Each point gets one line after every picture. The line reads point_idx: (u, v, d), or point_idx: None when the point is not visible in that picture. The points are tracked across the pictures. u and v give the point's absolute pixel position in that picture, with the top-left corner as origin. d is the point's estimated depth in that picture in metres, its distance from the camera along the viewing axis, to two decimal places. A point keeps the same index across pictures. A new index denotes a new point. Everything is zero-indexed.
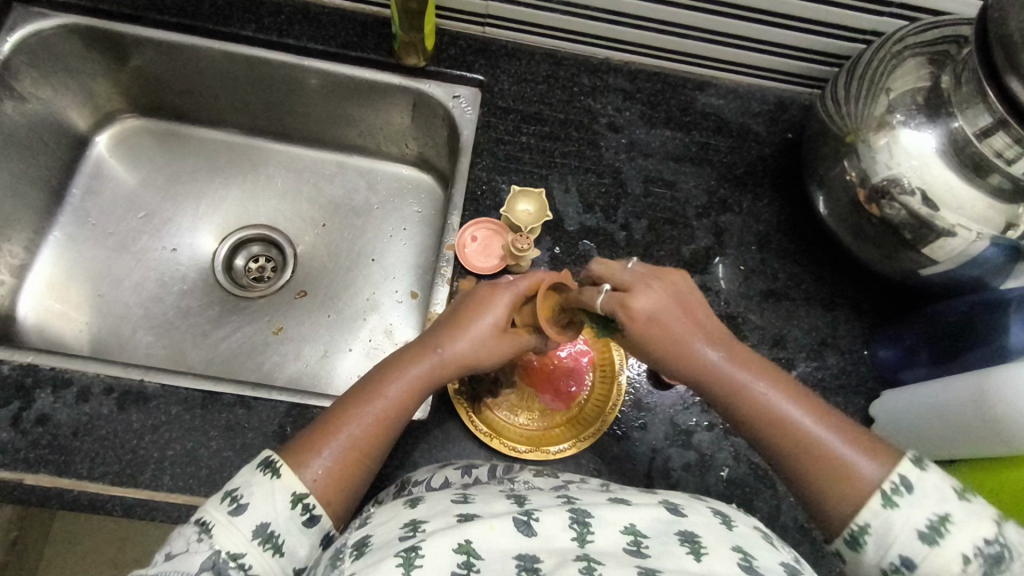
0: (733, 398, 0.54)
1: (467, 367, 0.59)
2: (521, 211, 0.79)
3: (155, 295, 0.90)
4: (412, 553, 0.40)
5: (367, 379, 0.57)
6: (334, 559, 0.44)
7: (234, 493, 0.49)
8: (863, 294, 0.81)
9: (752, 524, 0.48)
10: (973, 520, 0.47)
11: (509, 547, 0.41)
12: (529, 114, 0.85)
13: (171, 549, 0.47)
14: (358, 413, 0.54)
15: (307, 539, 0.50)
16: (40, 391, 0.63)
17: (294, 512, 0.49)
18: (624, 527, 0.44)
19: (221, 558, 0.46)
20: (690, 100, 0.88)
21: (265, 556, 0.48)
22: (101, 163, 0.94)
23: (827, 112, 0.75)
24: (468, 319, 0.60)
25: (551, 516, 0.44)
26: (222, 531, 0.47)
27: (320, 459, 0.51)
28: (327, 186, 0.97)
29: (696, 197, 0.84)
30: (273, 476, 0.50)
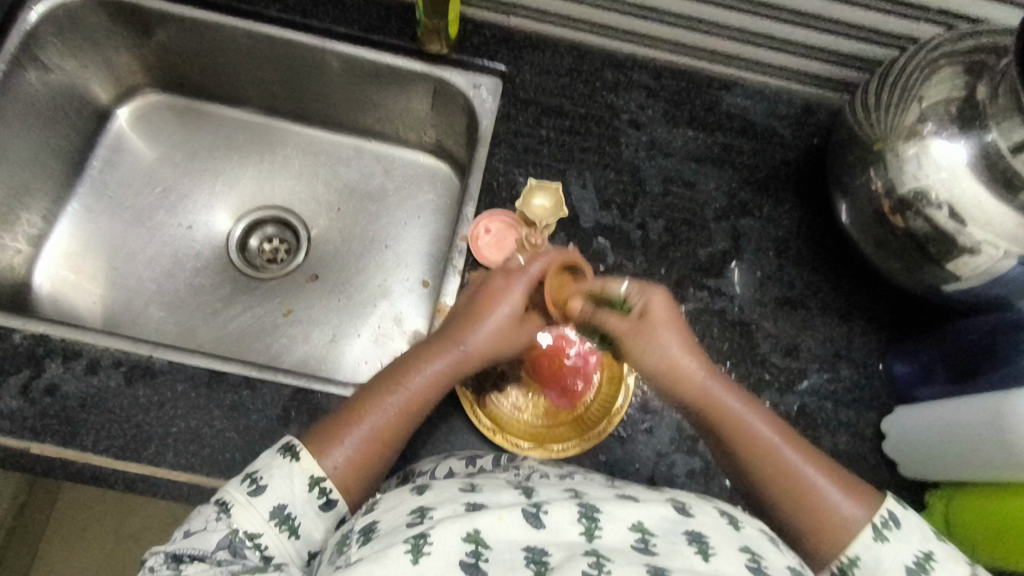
0: (728, 430, 0.56)
1: (485, 359, 0.61)
2: (538, 205, 0.78)
3: (168, 271, 0.90)
4: (421, 540, 0.39)
5: (390, 369, 0.58)
6: (341, 544, 0.44)
7: (255, 475, 0.50)
8: (881, 307, 0.79)
9: (759, 527, 0.47)
10: (951, 561, 0.50)
11: (518, 538, 0.41)
12: (550, 106, 0.84)
13: (189, 527, 0.47)
14: (379, 406, 0.55)
15: (322, 524, 0.50)
16: (50, 360, 0.64)
17: (311, 496, 0.50)
18: (633, 524, 0.43)
19: (238, 537, 0.46)
20: (715, 100, 0.86)
21: (281, 537, 0.48)
22: (122, 136, 0.95)
23: (855, 119, 0.72)
24: (485, 310, 0.61)
25: (560, 509, 0.43)
26: (241, 511, 0.48)
27: (342, 447, 0.53)
28: (343, 170, 0.97)
29: (715, 200, 0.82)
30: (292, 459, 0.51)
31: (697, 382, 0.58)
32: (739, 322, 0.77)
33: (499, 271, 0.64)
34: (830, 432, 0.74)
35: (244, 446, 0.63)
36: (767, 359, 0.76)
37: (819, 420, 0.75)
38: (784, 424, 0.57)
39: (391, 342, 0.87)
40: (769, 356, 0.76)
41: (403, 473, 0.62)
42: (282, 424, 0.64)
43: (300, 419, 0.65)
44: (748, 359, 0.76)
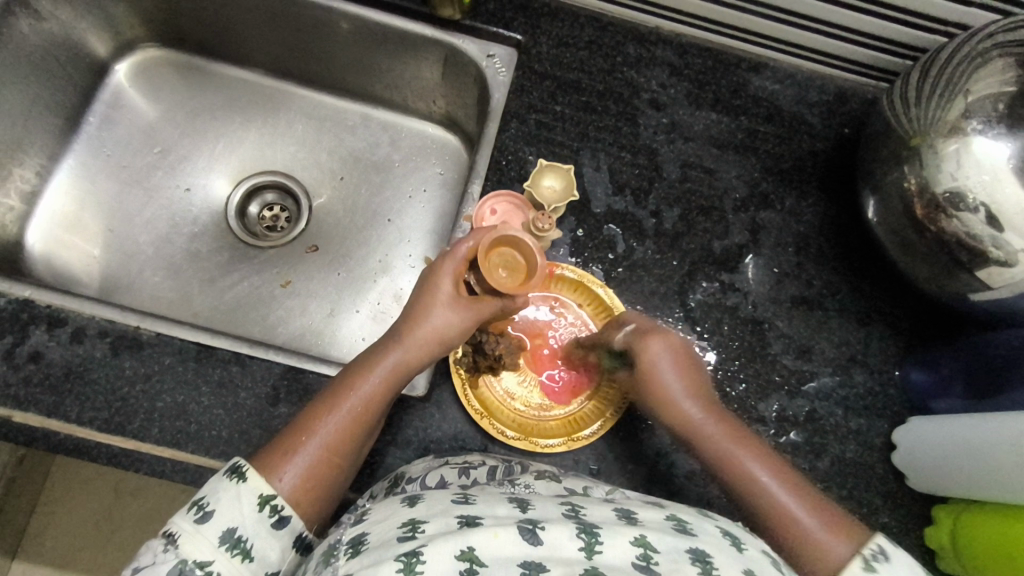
0: (714, 462, 0.58)
1: (436, 348, 0.59)
2: (547, 187, 0.74)
3: (165, 235, 0.88)
4: (413, 558, 0.37)
5: (337, 378, 0.57)
6: (328, 555, 0.42)
7: (200, 501, 0.47)
8: (902, 312, 0.76)
9: (762, 548, 0.45)
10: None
11: (514, 555, 0.39)
12: (567, 81, 0.79)
13: (136, 563, 0.44)
14: (326, 418, 0.54)
15: (278, 542, 0.48)
16: (35, 327, 0.62)
17: (262, 515, 0.48)
18: (634, 539, 0.41)
19: (187, 566, 0.44)
20: (743, 82, 0.81)
21: (234, 563, 0.45)
22: (121, 92, 0.91)
23: (892, 112, 0.68)
24: (422, 300, 0.60)
25: (558, 526, 0.41)
26: (188, 541, 0.45)
27: (292, 463, 0.51)
28: (349, 138, 0.93)
29: (735, 189, 0.78)
30: (239, 480, 0.48)
31: (687, 415, 0.60)
32: (751, 320, 0.74)
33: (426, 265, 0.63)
34: (840, 439, 0.72)
35: (230, 425, 0.61)
36: (779, 360, 0.73)
37: (828, 427, 0.72)
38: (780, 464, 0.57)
39: (390, 319, 0.84)
40: (781, 356, 0.73)
41: (394, 474, 0.60)
42: (270, 403, 0.62)
43: (289, 399, 0.63)
44: (758, 360, 0.73)
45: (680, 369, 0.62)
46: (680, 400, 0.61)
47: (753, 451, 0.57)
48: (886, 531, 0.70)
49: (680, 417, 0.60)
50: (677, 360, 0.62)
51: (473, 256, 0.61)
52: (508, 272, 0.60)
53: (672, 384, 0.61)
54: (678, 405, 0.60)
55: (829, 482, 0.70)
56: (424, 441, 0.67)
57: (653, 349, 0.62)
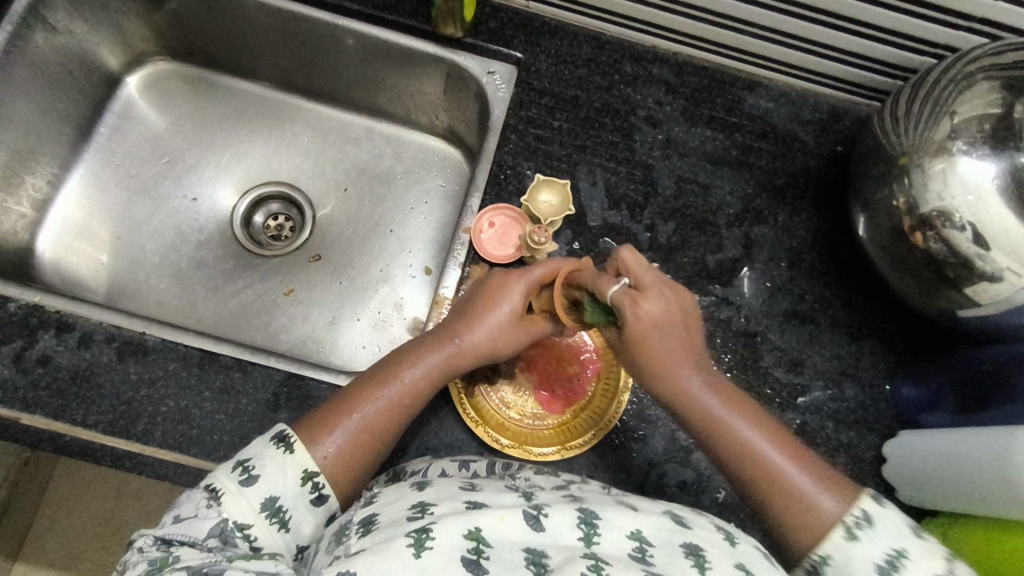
0: (702, 422, 0.54)
1: (483, 357, 0.60)
2: (544, 201, 0.76)
3: (172, 243, 0.90)
4: (423, 535, 0.39)
5: (386, 361, 0.58)
6: (340, 534, 0.43)
7: (247, 464, 0.48)
8: (894, 327, 0.77)
9: (754, 543, 0.46)
10: (926, 556, 0.46)
11: (518, 539, 0.40)
12: (564, 98, 0.81)
13: (179, 512, 0.46)
14: (372, 398, 0.54)
15: (313, 518, 0.49)
16: (44, 331, 0.64)
17: (303, 489, 0.49)
18: (632, 532, 0.42)
19: (228, 527, 0.45)
20: (737, 100, 0.83)
21: (271, 530, 0.47)
22: (131, 104, 0.94)
23: (883, 130, 0.69)
24: (486, 307, 0.61)
25: (561, 514, 0.42)
26: (231, 499, 0.46)
27: (333, 437, 0.51)
28: (352, 150, 0.95)
29: (729, 204, 0.79)
30: (286, 450, 0.49)
31: (671, 367, 0.55)
32: (744, 333, 0.75)
33: (501, 271, 0.64)
34: (831, 452, 0.72)
35: (231, 429, 0.63)
36: (771, 373, 0.74)
37: (819, 440, 0.73)
38: (768, 421, 0.55)
39: (390, 329, 0.86)
40: (773, 369, 0.74)
41: (393, 470, 0.61)
42: (272, 410, 0.64)
43: (289, 406, 0.64)
44: (750, 373, 0.74)
45: (671, 322, 0.56)
46: (670, 355, 0.55)
47: (750, 412, 0.54)
48: None
49: (663, 373, 0.55)
50: (669, 313, 0.56)
51: (548, 278, 0.62)
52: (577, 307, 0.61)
53: (659, 340, 0.55)
54: (667, 360, 0.55)
55: None
56: (420, 448, 0.68)
57: (647, 302, 0.55)
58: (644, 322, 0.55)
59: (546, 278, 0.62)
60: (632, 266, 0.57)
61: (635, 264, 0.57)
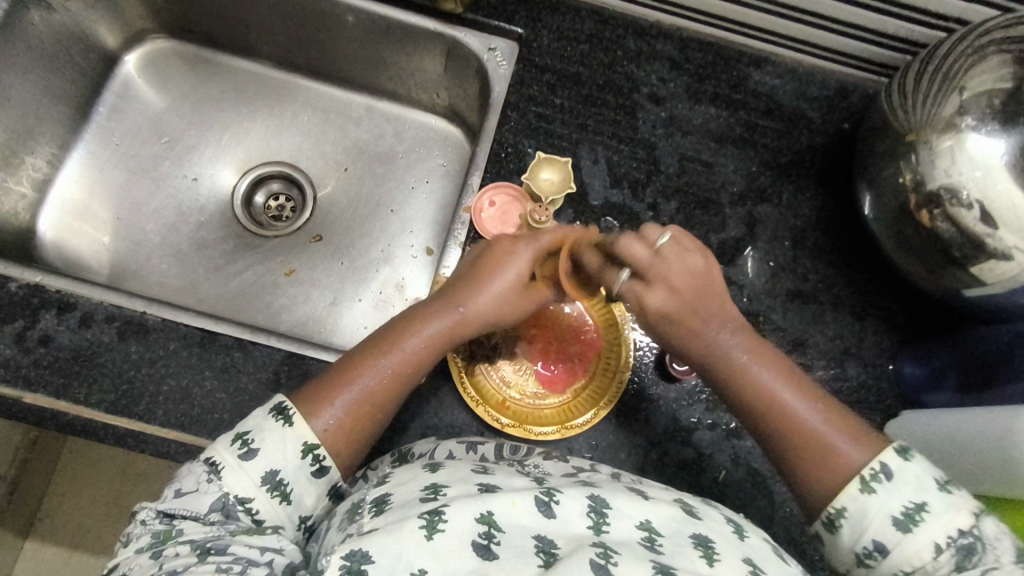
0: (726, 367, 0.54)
1: (487, 326, 0.59)
2: (544, 179, 0.75)
3: (173, 224, 0.90)
4: (436, 517, 0.39)
5: (387, 329, 0.56)
6: (352, 512, 0.43)
7: (246, 437, 0.48)
8: (898, 306, 0.76)
9: (762, 536, 0.47)
10: (949, 511, 0.46)
11: (528, 524, 0.40)
12: (567, 74, 0.80)
13: (180, 486, 0.47)
14: (373, 367, 0.53)
15: (315, 490, 0.49)
16: (45, 311, 0.64)
17: (303, 462, 0.49)
18: (641, 522, 0.42)
19: (229, 501, 0.46)
20: (743, 77, 0.81)
21: (273, 503, 0.47)
22: (129, 83, 0.93)
23: (890, 106, 0.68)
24: (491, 274, 0.59)
25: (572, 500, 0.42)
26: (231, 474, 0.47)
27: (332, 408, 0.51)
28: (352, 129, 0.94)
29: (733, 183, 0.78)
30: (286, 423, 0.49)
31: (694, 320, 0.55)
32: (747, 313, 0.75)
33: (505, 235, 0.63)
34: None
35: (232, 408, 0.63)
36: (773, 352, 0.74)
37: None
38: (794, 372, 0.54)
39: (391, 309, 0.86)
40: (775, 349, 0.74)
41: (397, 450, 0.60)
42: (272, 388, 0.64)
43: (290, 385, 0.64)
44: None
45: (693, 280, 0.55)
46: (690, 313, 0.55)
47: (774, 362, 0.54)
48: None
49: (688, 325, 0.55)
50: (690, 273, 0.55)
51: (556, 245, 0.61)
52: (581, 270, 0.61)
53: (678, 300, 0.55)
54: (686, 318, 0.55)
55: None
56: (421, 427, 0.68)
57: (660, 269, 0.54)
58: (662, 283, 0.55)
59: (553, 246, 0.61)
60: (633, 251, 0.55)
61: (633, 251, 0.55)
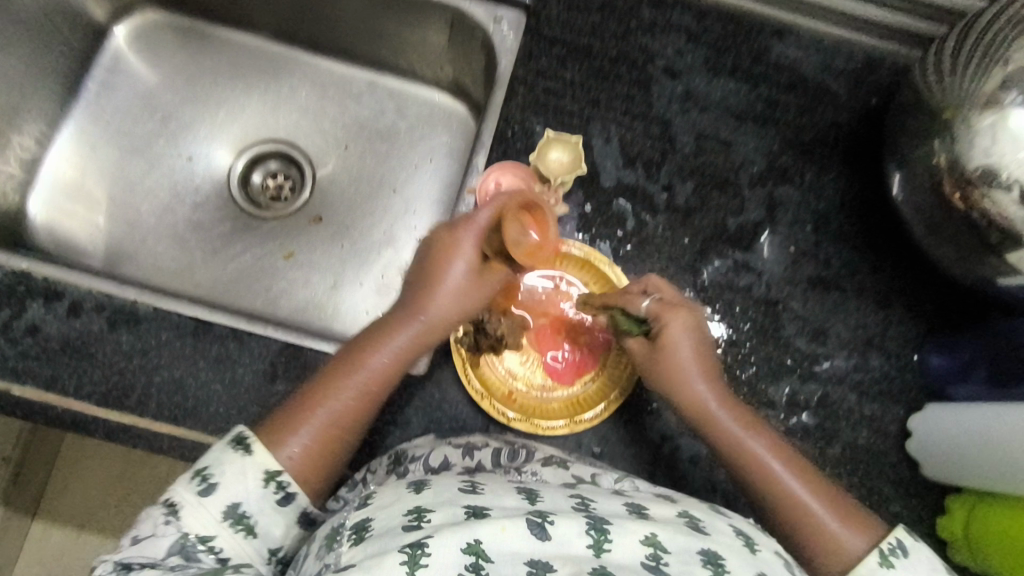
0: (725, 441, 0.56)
1: (453, 322, 0.59)
2: (554, 160, 0.71)
3: (169, 205, 0.86)
4: (418, 551, 0.36)
5: (349, 349, 0.56)
6: (330, 539, 0.41)
7: (204, 472, 0.46)
8: (925, 293, 0.72)
9: (774, 548, 0.44)
10: None
11: (522, 551, 0.37)
12: (577, 46, 0.75)
13: (136, 533, 0.44)
14: (335, 394, 0.52)
15: (283, 519, 0.47)
16: (32, 300, 0.61)
17: (267, 491, 0.47)
18: (645, 537, 0.39)
19: (189, 542, 0.43)
20: (765, 48, 0.76)
21: (237, 538, 0.45)
22: (120, 57, 0.89)
23: (924, 81, 0.63)
24: (438, 272, 0.59)
25: (567, 521, 0.40)
26: (190, 513, 0.44)
27: (298, 437, 0.50)
28: (352, 105, 0.90)
29: (753, 162, 0.74)
30: (246, 452, 0.47)
31: (693, 391, 0.58)
32: (765, 301, 0.71)
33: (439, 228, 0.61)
34: (854, 425, 0.69)
35: (227, 401, 0.61)
36: (792, 342, 0.71)
37: (840, 413, 0.70)
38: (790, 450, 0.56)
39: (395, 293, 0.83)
40: (794, 339, 0.71)
41: (395, 451, 0.60)
42: (269, 380, 0.62)
43: (287, 377, 0.62)
44: (771, 342, 0.70)
45: (693, 349, 0.60)
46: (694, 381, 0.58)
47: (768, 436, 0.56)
48: (897, 520, 0.68)
49: (689, 396, 0.58)
50: (692, 341, 0.60)
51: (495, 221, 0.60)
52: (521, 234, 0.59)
53: (687, 365, 0.59)
54: (692, 386, 0.58)
55: (840, 469, 0.68)
56: (425, 420, 0.66)
57: (672, 325, 0.60)
58: (669, 346, 0.60)
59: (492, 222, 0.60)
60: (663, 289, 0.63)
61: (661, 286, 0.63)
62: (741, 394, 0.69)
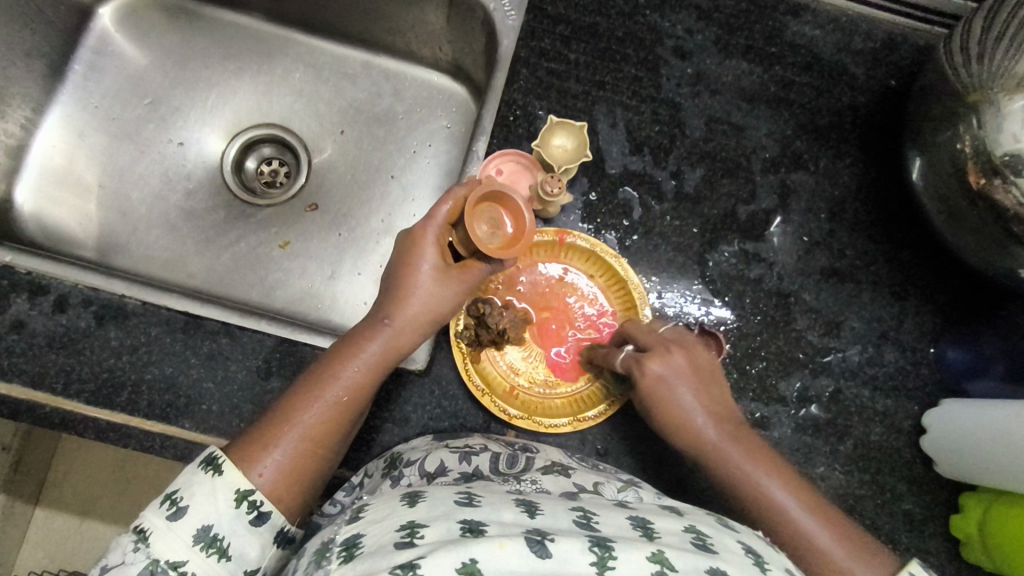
0: (726, 476, 0.56)
1: (425, 324, 0.57)
2: (557, 146, 0.68)
3: (159, 192, 0.84)
4: (409, 570, 0.34)
5: (320, 363, 0.54)
6: (320, 555, 0.39)
7: (174, 496, 0.45)
8: (943, 285, 0.70)
9: (785, 566, 0.42)
10: None
11: (520, 569, 0.35)
12: (582, 25, 0.72)
13: (106, 561, 0.43)
14: (305, 410, 0.51)
15: (258, 540, 0.46)
16: (16, 295, 0.60)
17: (239, 511, 0.46)
18: (651, 554, 0.37)
19: (158, 568, 0.42)
20: (780, 27, 0.72)
21: (209, 562, 0.44)
22: (107, 38, 0.86)
23: (950, 64, 0.60)
24: (405, 276, 0.57)
25: (569, 538, 0.38)
26: (160, 538, 0.43)
27: (271, 455, 0.48)
28: (348, 88, 0.87)
29: (766, 148, 0.71)
30: (215, 474, 0.46)
31: (687, 425, 0.58)
32: (776, 293, 0.69)
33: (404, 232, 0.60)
34: (866, 421, 0.67)
35: (221, 397, 0.60)
36: (803, 336, 0.68)
37: (853, 408, 0.67)
38: (796, 480, 0.55)
39: None
40: (805, 332, 0.68)
41: (391, 453, 0.58)
42: (262, 376, 0.61)
43: (281, 373, 0.61)
44: (781, 336, 0.68)
45: (684, 380, 0.60)
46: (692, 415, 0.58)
47: (769, 467, 0.55)
48: (908, 518, 0.66)
49: (686, 429, 0.58)
50: (682, 372, 0.60)
51: (455, 214, 0.58)
52: (490, 230, 0.57)
53: (685, 399, 0.59)
54: (691, 419, 0.58)
55: (851, 466, 0.67)
56: (423, 418, 0.64)
57: (655, 361, 0.60)
58: (657, 382, 0.59)
59: (453, 217, 0.58)
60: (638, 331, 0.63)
61: (637, 331, 0.63)
62: (750, 388, 0.66)
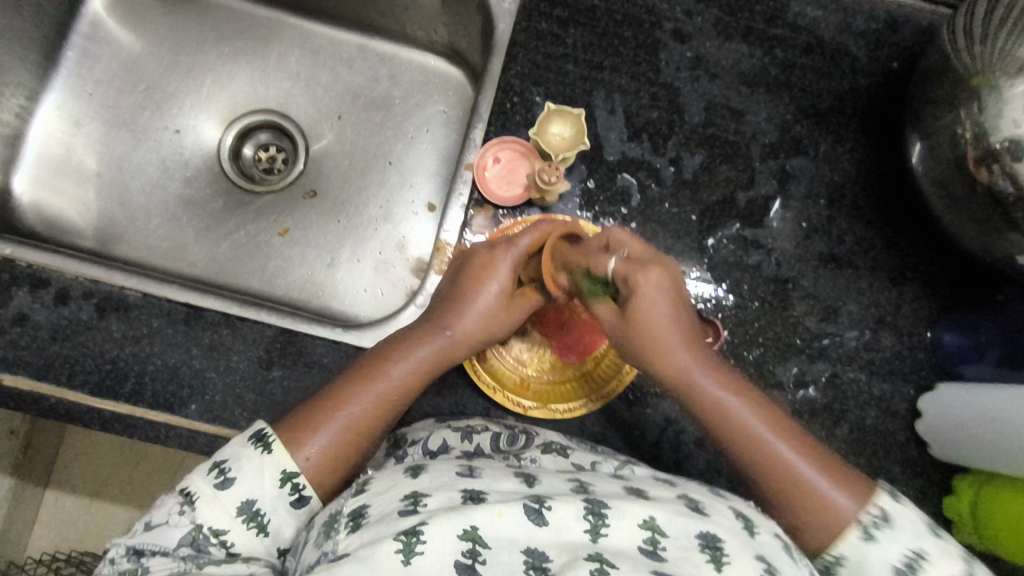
0: (705, 407, 0.49)
1: (478, 343, 0.58)
2: (555, 135, 0.68)
3: (157, 181, 0.83)
4: (413, 538, 0.36)
5: (369, 359, 0.54)
6: (328, 525, 0.40)
7: (222, 465, 0.45)
8: (940, 269, 0.70)
9: (774, 530, 0.43)
10: (943, 557, 0.45)
11: (516, 537, 0.37)
12: (580, 8, 0.71)
13: (153, 517, 0.44)
14: (355, 399, 0.51)
15: (294, 521, 0.46)
16: (18, 288, 0.61)
17: (282, 492, 0.46)
18: (643, 521, 0.39)
19: (201, 535, 0.43)
20: (780, 8, 0.71)
21: (249, 535, 0.44)
22: (99, 24, 0.85)
23: (954, 45, 0.59)
24: (472, 289, 0.58)
25: (565, 504, 0.38)
26: (206, 504, 0.44)
27: (316, 438, 0.48)
28: (344, 72, 0.86)
29: (765, 133, 0.71)
30: (263, 450, 0.46)
31: (665, 346, 0.50)
32: (774, 280, 0.69)
33: (482, 247, 0.61)
34: (862, 406, 0.68)
35: (222, 389, 0.61)
36: (801, 322, 0.68)
37: (849, 393, 0.68)
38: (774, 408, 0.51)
39: (394, 270, 0.80)
40: (803, 318, 0.69)
41: (394, 434, 0.60)
42: (263, 367, 0.61)
43: (283, 363, 0.62)
44: (780, 322, 0.68)
45: (662, 298, 0.51)
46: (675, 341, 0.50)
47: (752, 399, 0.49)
48: None
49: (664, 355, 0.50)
50: (661, 289, 0.51)
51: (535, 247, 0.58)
52: None
53: (666, 322, 0.50)
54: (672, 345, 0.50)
55: (846, 450, 0.67)
56: (423, 407, 0.65)
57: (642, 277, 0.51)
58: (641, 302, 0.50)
59: (533, 248, 0.59)
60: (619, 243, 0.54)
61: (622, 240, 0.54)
62: (748, 375, 0.67)
